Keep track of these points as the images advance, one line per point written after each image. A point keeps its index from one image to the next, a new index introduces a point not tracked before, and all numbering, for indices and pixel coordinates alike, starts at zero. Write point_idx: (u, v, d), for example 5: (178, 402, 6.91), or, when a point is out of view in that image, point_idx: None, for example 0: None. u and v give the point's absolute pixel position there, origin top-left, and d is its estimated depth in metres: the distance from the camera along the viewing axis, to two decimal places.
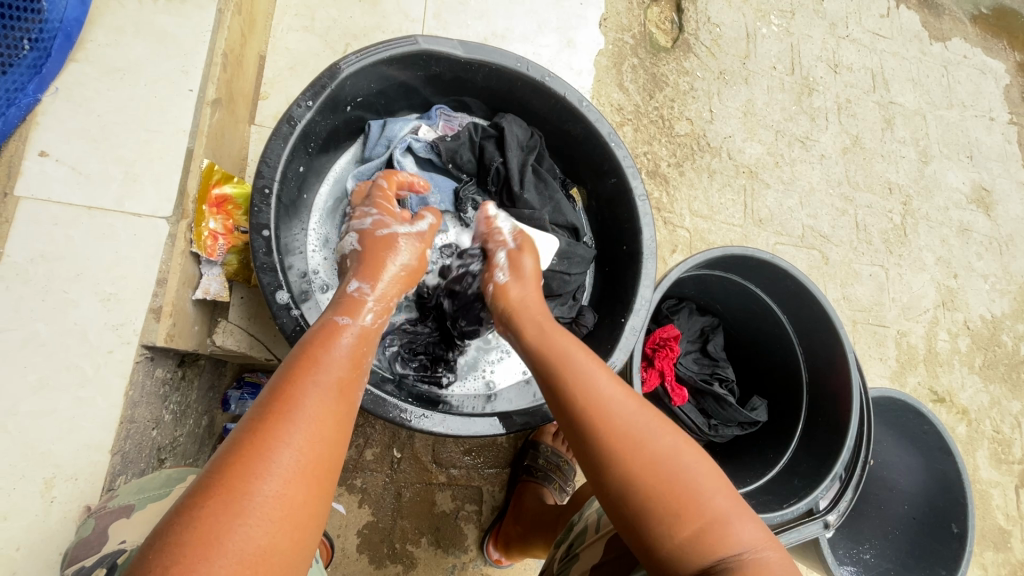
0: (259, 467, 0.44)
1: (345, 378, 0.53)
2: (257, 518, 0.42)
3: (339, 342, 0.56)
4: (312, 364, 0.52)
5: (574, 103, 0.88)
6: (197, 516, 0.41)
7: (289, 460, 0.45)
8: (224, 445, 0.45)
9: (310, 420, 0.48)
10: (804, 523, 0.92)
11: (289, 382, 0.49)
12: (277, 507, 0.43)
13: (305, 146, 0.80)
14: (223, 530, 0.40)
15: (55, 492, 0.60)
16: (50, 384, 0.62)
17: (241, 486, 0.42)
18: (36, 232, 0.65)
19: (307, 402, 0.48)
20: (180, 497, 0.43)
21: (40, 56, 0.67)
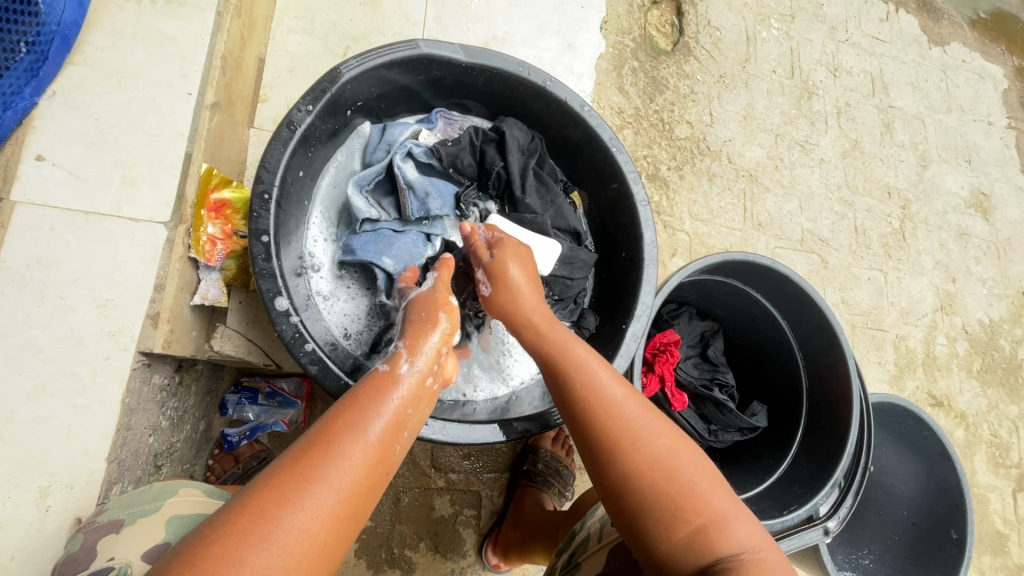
0: (293, 499, 0.43)
1: (387, 429, 0.51)
2: (283, 548, 0.41)
3: (387, 388, 0.54)
4: (356, 405, 0.51)
5: (576, 108, 0.88)
6: (221, 543, 0.40)
7: (324, 497, 0.44)
8: (261, 474, 0.44)
9: (348, 459, 0.46)
10: (804, 530, 0.91)
11: (333, 421, 0.48)
12: (306, 543, 0.42)
13: (305, 150, 0.80)
14: (244, 558, 0.40)
15: (50, 501, 0.60)
16: (46, 391, 0.62)
17: (273, 518, 0.42)
18: (33, 237, 0.64)
19: (347, 445, 0.47)
20: (213, 517, 0.42)
21: (37, 59, 0.66)
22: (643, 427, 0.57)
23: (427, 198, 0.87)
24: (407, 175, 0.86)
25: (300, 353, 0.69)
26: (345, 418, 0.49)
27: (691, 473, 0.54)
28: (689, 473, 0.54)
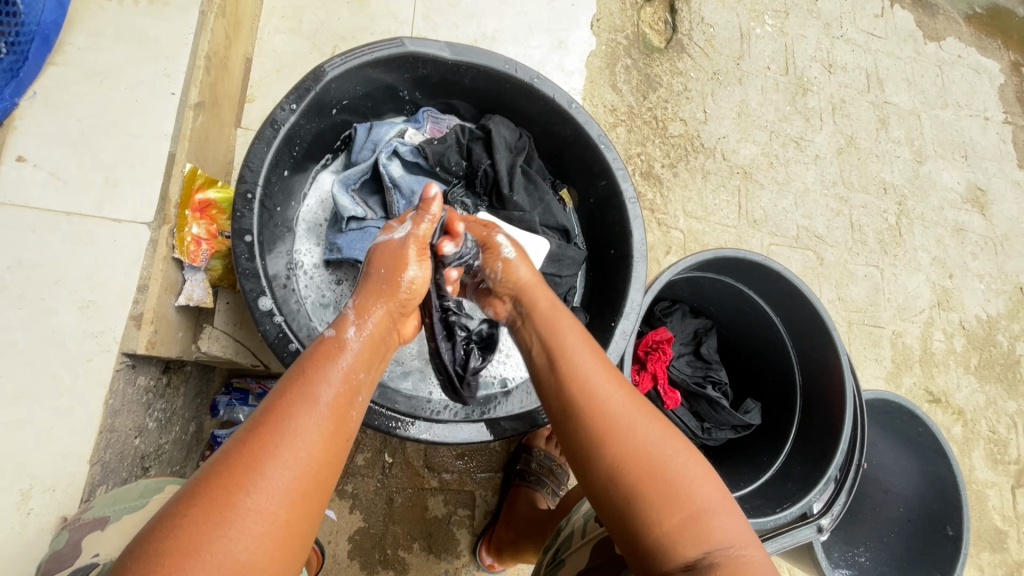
0: (246, 481, 0.42)
1: (341, 394, 0.52)
2: (240, 533, 0.40)
3: (337, 357, 0.54)
4: (306, 375, 0.51)
5: (563, 105, 0.87)
6: (179, 528, 0.40)
7: (279, 478, 0.44)
8: (210, 460, 0.44)
9: (301, 435, 0.46)
10: (797, 527, 0.90)
11: (280, 398, 0.48)
12: (262, 523, 0.42)
13: (290, 150, 0.79)
14: (202, 543, 0.39)
15: (32, 504, 0.59)
16: (27, 393, 0.61)
17: (224, 499, 0.41)
18: (13, 239, 0.64)
19: (298, 416, 0.47)
20: (165, 509, 0.41)
21: (16, 60, 0.66)
22: (597, 380, 0.59)
23: (413, 196, 0.87)
24: (392, 174, 0.86)
25: (284, 353, 0.68)
26: (296, 398, 0.49)
27: (642, 417, 0.56)
28: (639, 413, 0.56)
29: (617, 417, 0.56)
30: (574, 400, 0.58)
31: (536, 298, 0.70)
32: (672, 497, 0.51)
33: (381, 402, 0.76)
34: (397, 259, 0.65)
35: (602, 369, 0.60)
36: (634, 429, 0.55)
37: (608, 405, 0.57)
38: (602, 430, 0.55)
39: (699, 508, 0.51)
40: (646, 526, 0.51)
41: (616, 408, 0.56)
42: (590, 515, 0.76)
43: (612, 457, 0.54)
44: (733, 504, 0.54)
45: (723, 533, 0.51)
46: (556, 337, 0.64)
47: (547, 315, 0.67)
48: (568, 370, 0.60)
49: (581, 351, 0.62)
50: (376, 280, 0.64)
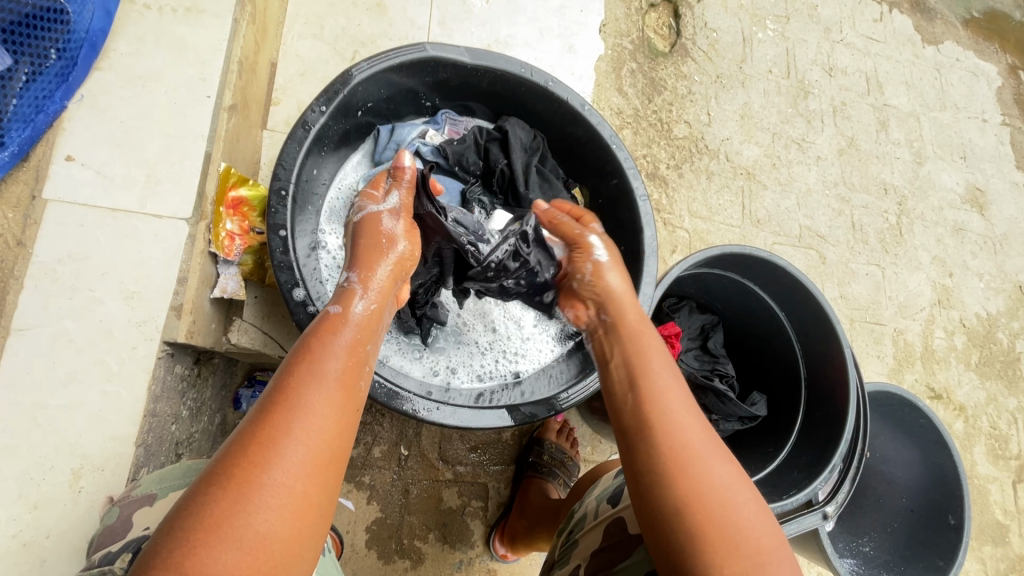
0: (265, 459, 0.45)
1: (344, 369, 0.55)
2: (262, 508, 0.44)
3: (335, 332, 0.58)
4: (313, 356, 0.54)
5: (577, 107, 0.91)
6: (209, 505, 0.43)
7: (294, 453, 0.47)
8: (228, 442, 0.47)
9: (311, 413, 0.49)
10: (803, 514, 0.94)
11: (285, 379, 0.51)
12: (280, 496, 0.45)
13: (318, 150, 0.83)
14: (231, 518, 0.42)
15: (83, 482, 0.63)
16: (77, 379, 0.65)
17: (247, 476, 0.44)
18: (64, 233, 0.68)
19: (307, 397, 0.50)
20: (192, 488, 0.45)
21: (66, 65, 0.70)
22: (677, 412, 0.62)
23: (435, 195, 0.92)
24: None
25: None
26: (306, 379, 0.51)
27: (716, 458, 0.59)
28: (716, 456, 0.59)
29: (695, 455, 0.58)
30: (652, 427, 0.61)
31: (626, 314, 0.76)
32: (734, 543, 0.53)
33: (404, 387, 0.79)
34: (373, 225, 0.72)
35: (682, 402, 0.64)
36: (711, 470, 0.58)
37: (685, 442, 0.59)
38: (675, 458, 0.58)
39: (758, 554, 0.54)
40: (700, 562, 0.53)
41: (694, 446, 0.59)
42: (604, 496, 0.79)
43: (681, 489, 0.56)
44: (791, 560, 0.56)
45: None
46: (642, 364, 0.69)
47: (635, 334, 0.74)
48: (649, 397, 0.64)
49: (664, 381, 0.66)
50: (367, 248, 0.70)
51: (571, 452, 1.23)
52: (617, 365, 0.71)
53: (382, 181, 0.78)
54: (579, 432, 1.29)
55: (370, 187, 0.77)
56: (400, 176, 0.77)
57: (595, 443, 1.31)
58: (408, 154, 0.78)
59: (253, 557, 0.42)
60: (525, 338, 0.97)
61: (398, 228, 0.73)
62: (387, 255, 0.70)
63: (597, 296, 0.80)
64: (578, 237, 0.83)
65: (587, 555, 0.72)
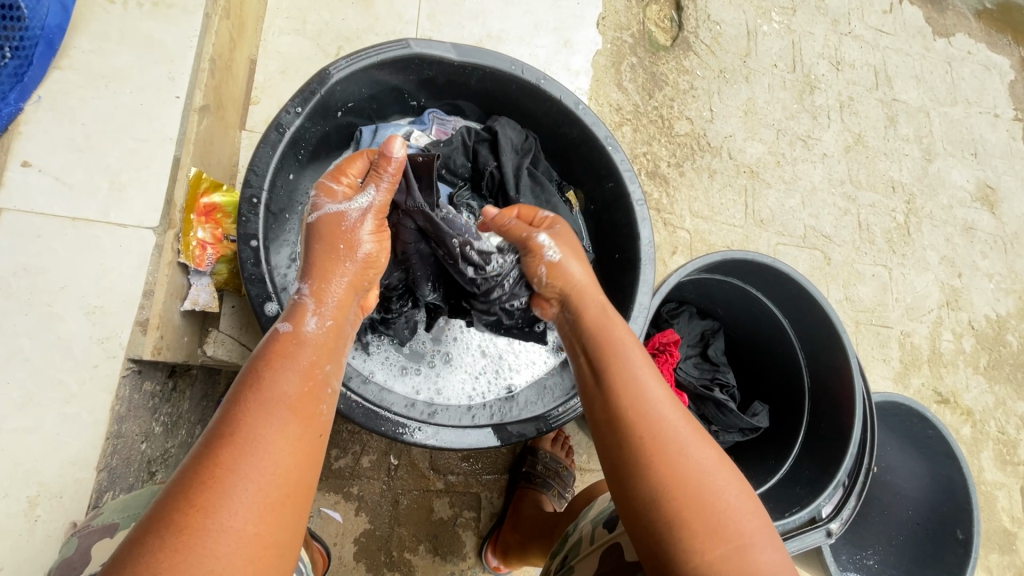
0: (212, 503, 0.42)
1: (299, 398, 0.51)
2: (213, 556, 0.41)
3: (287, 357, 0.53)
4: (263, 387, 0.50)
5: (571, 106, 0.86)
6: (151, 556, 0.40)
7: (244, 490, 0.44)
8: (169, 486, 0.44)
9: (263, 449, 0.46)
10: (806, 532, 0.89)
11: (235, 410, 0.48)
12: (230, 542, 0.42)
13: (295, 153, 0.79)
14: (177, 570, 0.40)
15: (39, 510, 0.59)
16: (34, 400, 0.61)
17: (194, 523, 0.41)
18: (20, 244, 0.64)
19: (258, 433, 0.47)
20: (128, 539, 0.41)
21: (21, 64, 0.65)
22: (651, 399, 0.58)
23: None
24: None
25: None
26: (262, 414, 0.48)
27: (697, 444, 0.56)
28: (691, 439, 0.56)
29: (666, 445, 0.55)
30: (625, 417, 0.57)
31: (587, 304, 0.70)
32: (715, 527, 0.51)
33: (387, 406, 0.75)
34: (340, 228, 0.64)
35: (657, 388, 0.60)
36: (686, 454, 0.55)
37: (658, 430, 0.56)
38: (652, 448, 0.55)
39: (740, 538, 0.51)
40: (681, 553, 0.51)
41: (672, 434, 0.56)
42: (598, 520, 0.75)
43: (660, 478, 0.53)
44: (776, 540, 0.53)
45: (762, 563, 0.51)
46: (607, 348, 0.64)
47: (597, 318, 0.68)
48: (619, 384, 0.60)
49: (635, 363, 0.62)
50: (321, 254, 0.63)
51: (566, 461, 1.20)
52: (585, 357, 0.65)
53: (354, 169, 0.67)
54: (575, 440, 1.24)
55: (337, 177, 0.67)
56: (383, 168, 0.66)
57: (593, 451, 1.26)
58: (400, 142, 0.66)
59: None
60: (516, 351, 0.93)
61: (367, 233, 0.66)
62: (345, 263, 0.64)
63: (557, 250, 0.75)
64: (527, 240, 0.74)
65: None
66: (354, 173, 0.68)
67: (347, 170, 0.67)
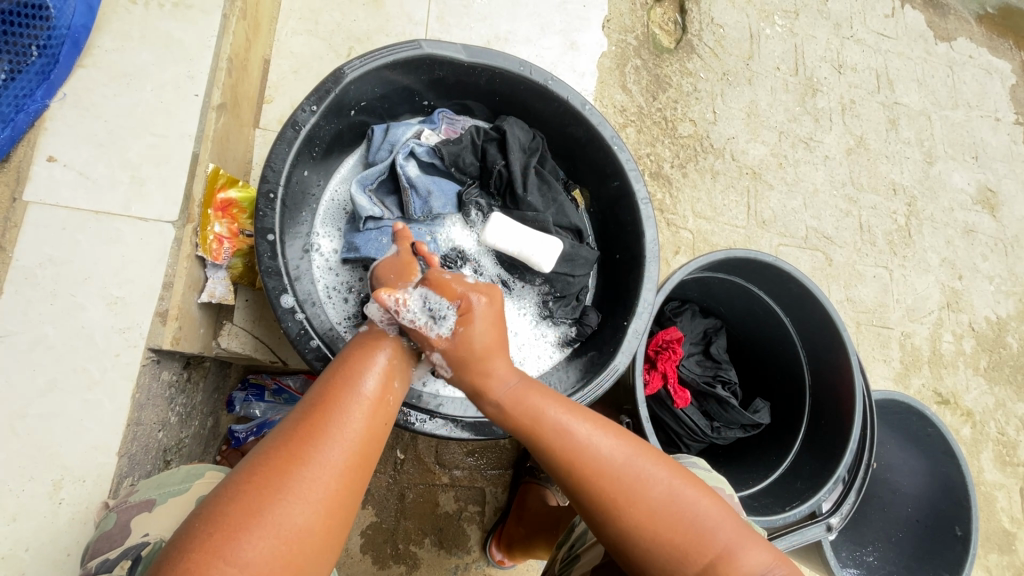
0: (304, 454, 0.47)
1: (382, 395, 0.55)
2: (304, 498, 0.45)
3: (377, 354, 0.58)
4: (351, 375, 0.55)
5: (578, 107, 0.88)
6: (245, 492, 0.45)
7: (332, 453, 0.48)
8: (269, 437, 0.49)
9: (348, 422, 0.50)
10: (807, 526, 0.91)
11: (333, 384, 0.53)
12: (319, 492, 0.46)
13: (309, 151, 0.81)
14: (265, 505, 0.44)
15: (63, 493, 0.62)
16: (58, 386, 0.64)
17: (286, 468, 0.46)
18: (45, 236, 0.66)
19: (347, 403, 0.52)
20: (230, 475, 0.47)
21: (48, 62, 0.68)
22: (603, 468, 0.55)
23: (430, 196, 0.88)
24: (409, 174, 0.87)
25: (306, 349, 0.71)
26: (350, 395, 0.52)
27: (653, 473, 0.56)
28: (646, 474, 0.56)
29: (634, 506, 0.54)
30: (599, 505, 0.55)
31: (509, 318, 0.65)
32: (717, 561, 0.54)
33: None
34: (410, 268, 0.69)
35: (594, 436, 0.57)
36: (655, 501, 0.54)
37: (621, 503, 0.55)
38: (611, 503, 0.55)
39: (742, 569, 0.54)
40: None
41: (643, 500, 0.55)
42: None
43: (624, 527, 0.55)
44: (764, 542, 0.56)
45: (750, 564, 0.54)
46: (529, 420, 0.58)
47: (512, 403, 0.58)
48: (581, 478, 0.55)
49: (560, 418, 0.58)
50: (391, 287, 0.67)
51: None
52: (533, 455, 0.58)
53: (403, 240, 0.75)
54: None
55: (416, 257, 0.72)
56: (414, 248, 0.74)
57: None
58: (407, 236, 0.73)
59: (282, 548, 0.43)
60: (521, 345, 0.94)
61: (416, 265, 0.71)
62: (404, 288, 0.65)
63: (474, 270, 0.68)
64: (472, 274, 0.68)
65: (588, 568, 0.69)
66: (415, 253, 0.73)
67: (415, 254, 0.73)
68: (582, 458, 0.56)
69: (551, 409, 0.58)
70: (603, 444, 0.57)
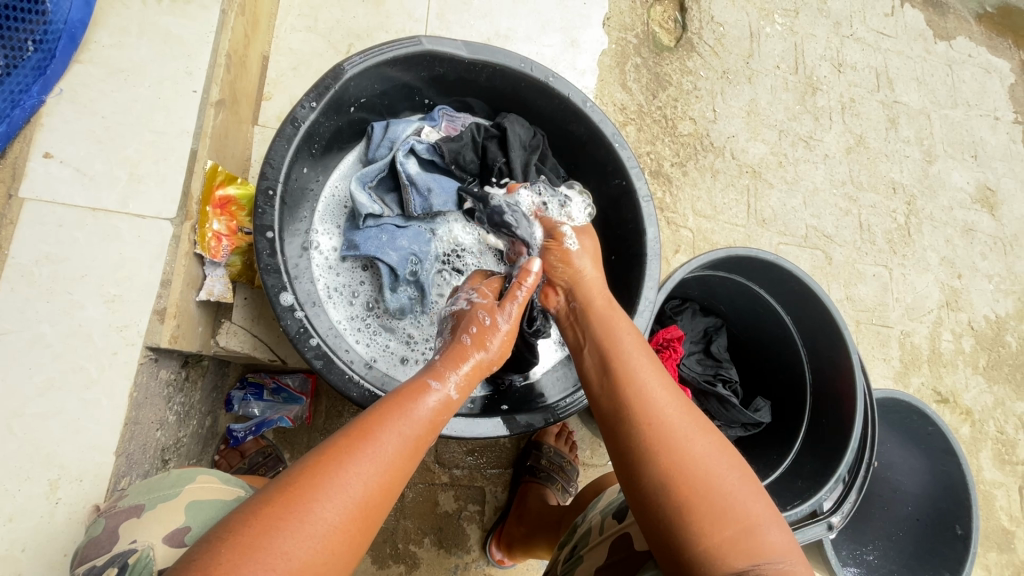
0: (322, 490, 0.45)
1: (424, 436, 0.52)
2: (312, 538, 0.43)
3: (422, 390, 0.55)
4: (395, 405, 0.53)
5: (579, 104, 0.88)
6: (251, 526, 0.42)
7: (353, 487, 0.46)
8: (292, 466, 0.46)
9: (376, 454, 0.48)
10: (808, 525, 0.91)
11: (370, 418, 0.50)
12: (330, 532, 0.44)
13: (309, 147, 0.81)
14: (273, 544, 0.42)
15: (60, 493, 0.61)
16: (55, 384, 0.63)
17: (298, 505, 0.43)
18: (42, 233, 0.66)
19: (382, 437, 0.49)
20: (245, 505, 0.44)
21: (44, 57, 0.67)
22: (644, 373, 0.61)
23: (429, 193, 0.88)
24: (409, 172, 0.87)
25: (306, 348, 0.70)
26: (384, 417, 0.51)
27: (700, 434, 0.57)
28: (699, 431, 0.57)
29: (661, 418, 0.57)
30: (627, 409, 0.59)
31: (595, 299, 0.70)
32: (723, 512, 0.52)
33: None
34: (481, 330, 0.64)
35: (661, 384, 0.60)
36: (681, 425, 0.57)
37: (655, 408, 0.58)
38: (658, 441, 0.56)
39: (747, 521, 0.53)
40: (692, 539, 0.52)
41: (668, 416, 0.57)
42: (607, 511, 0.76)
43: (662, 474, 0.54)
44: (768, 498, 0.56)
45: (771, 548, 0.52)
46: (610, 349, 0.64)
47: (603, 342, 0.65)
48: (625, 373, 0.61)
49: (639, 364, 0.62)
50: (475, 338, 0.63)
51: (570, 456, 1.19)
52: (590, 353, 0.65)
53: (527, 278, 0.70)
54: (578, 435, 1.24)
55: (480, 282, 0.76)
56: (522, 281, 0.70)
57: (595, 447, 1.26)
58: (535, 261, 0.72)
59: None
60: None
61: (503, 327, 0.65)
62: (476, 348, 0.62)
63: (568, 287, 0.73)
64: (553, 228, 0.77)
65: (590, 570, 0.68)
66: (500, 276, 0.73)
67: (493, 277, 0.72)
68: (648, 387, 0.60)
69: (620, 338, 0.65)
70: (672, 392, 0.60)
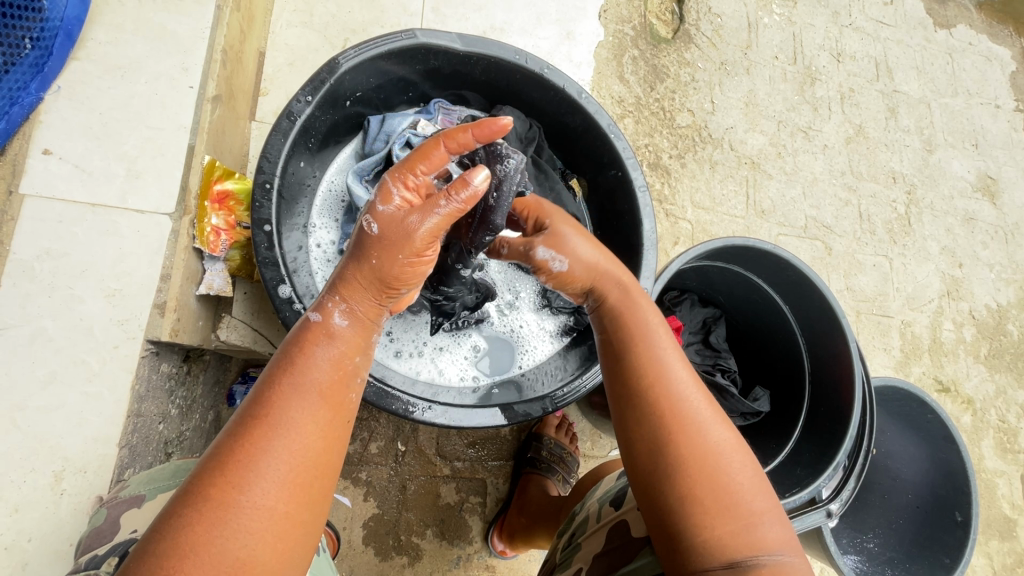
0: (241, 478, 0.43)
1: (329, 384, 0.50)
2: (240, 528, 0.42)
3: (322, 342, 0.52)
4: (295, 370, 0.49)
5: (575, 95, 0.88)
6: (181, 525, 0.41)
7: (272, 470, 0.44)
8: (208, 456, 0.45)
9: (291, 431, 0.46)
10: (806, 513, 0.91)
11: (275, 389, 0.48)
12: (259, 519, 0.43)
13: (305, 142, 0.82)
14: (205, 541, 0.41)
15: (65, 485, 0.62)
16: (57, 379, 0.64)
17: (223, 498, 0.42)
18: (42, 229, 0.66)
19: (294, 410, 0.47)
20: (170, 503, 0.43)
21: (41, 55, 0.68)
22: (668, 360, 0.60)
23: None
24: None
25: None
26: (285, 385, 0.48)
27: (716, 424, 0.57)
28: (714, 423, 0.57)
29: (671, 404, 0.57)
30: (643, 393, 0.58)
31: (608, 291, 0.68)
32: (727, 505, 0.52)
33: (396, 385, 0.78)
34: (387, 247, 0.53)
35: (682, 370, 0.60)
36: (696, 413, 0.57)
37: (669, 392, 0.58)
38: (674, 425, 0.56)
39: (752, 516, 0.52)
40: (691, 528, 0.52)
41: (688, 405, 0.57)
42: (604, 499, 0.77)
43: (673, 462, 0.54)
44: (772, 494, 0.56)
45: (773, 543, 0.52)
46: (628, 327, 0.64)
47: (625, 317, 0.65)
48: (641, 360, 0.60)
49: (659, 347, 0.62)
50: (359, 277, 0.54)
51: (570, 447, 1.20)
52: (605, 338, 0.66)
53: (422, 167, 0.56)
54: (578, 427, 1.25)
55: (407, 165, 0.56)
56: (454, 192, 0.54)
57: (595, 438, 1.26)
58: (483, 172, 0.55)
59: None
60: (522, 336, 0.96)
61: (418, 252, 0.54)
62: (387, 283, 0.54)
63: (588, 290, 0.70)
64: (529, 255, 0.71)
65: (589, 558, 0.69)
66: (427, 167, 0.57)
67: (417, 164, 0.56)
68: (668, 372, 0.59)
69: (638, 315, 0.65)
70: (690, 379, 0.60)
